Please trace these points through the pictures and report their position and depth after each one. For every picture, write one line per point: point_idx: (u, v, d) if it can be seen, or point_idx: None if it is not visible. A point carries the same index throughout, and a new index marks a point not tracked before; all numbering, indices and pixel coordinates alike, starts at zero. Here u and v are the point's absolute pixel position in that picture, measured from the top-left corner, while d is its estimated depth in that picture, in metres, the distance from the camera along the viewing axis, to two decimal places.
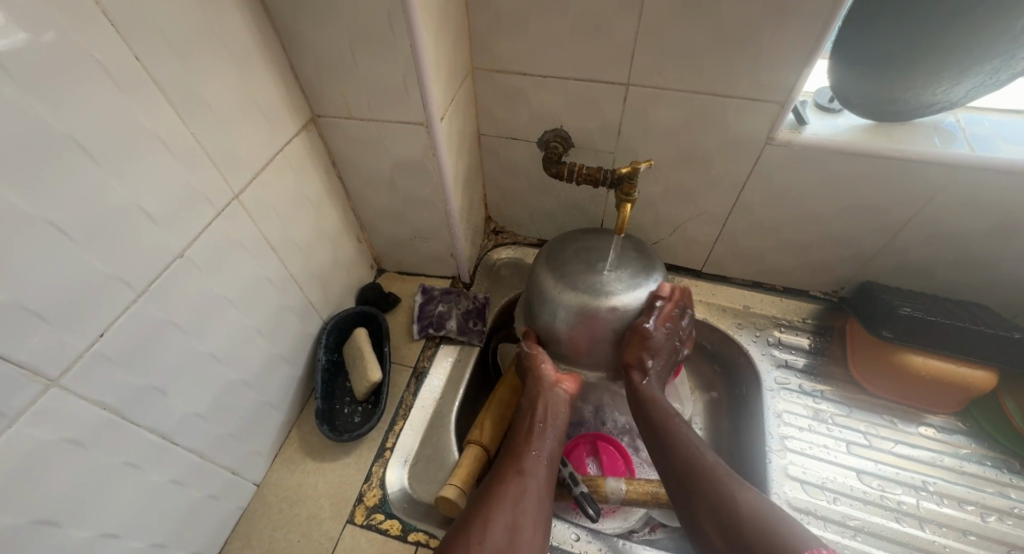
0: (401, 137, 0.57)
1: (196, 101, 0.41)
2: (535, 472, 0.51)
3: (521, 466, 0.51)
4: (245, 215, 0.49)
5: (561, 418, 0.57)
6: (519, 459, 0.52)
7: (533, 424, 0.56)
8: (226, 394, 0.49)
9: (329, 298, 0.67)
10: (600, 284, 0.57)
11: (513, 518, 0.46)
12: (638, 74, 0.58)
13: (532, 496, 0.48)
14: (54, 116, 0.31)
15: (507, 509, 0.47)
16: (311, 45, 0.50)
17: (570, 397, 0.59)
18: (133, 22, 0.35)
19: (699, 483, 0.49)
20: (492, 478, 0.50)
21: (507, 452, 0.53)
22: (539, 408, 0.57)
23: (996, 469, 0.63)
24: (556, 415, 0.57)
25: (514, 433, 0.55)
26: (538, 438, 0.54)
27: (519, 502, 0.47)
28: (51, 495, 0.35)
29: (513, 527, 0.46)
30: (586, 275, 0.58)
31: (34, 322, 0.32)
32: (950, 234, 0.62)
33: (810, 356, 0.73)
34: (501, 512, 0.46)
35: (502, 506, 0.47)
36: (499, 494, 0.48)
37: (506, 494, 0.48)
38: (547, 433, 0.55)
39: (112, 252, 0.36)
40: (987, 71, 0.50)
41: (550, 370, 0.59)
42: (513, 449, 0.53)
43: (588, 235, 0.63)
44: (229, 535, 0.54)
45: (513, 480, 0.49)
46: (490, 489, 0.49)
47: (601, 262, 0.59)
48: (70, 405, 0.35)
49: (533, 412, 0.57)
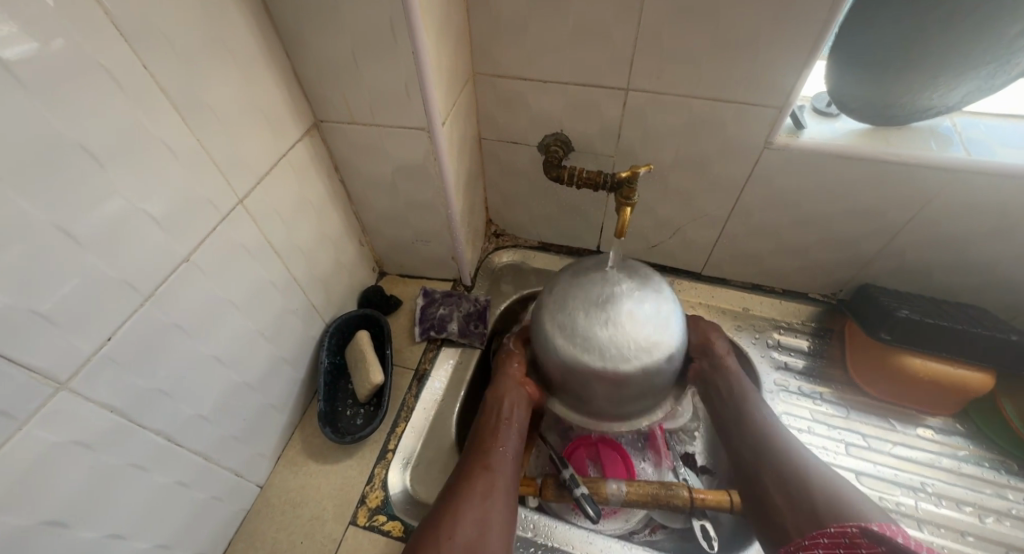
0: (403, 142, 0.58)
1: (201, 107, 0.42)
2: (500, 468, 0.52)
3: (487, 462, 0.52)
4: (250, 219, 0.49)
5: (523, 415, 0.57)
6: (484, 454, 0.53)
7: (499, 420, 0.56)
8: (231, 396, 0.50)
9: (331, 301, 0.67)
10: (604, 341, 0.52)
11: (480, 513, 0.47)
12: (637, 79, 0.58)
13: (497, 491, 0.49)
14: (63, 124, 0.32)
15: (475, 505, 0.48)
16: (314, 51, 0.51)
17: (530, 399, 0.59)
18: (141, 30, 0.36)
19: (767, 449, 0.55)
20: (459, 474, 0.51)
21: (473, 447, 0.54)
22: (501, 405, 0.57)
23: (994, 470, 0.64)
24: (519, 412, 0.57)
25: (480, 429, 0.56)
26: (504, 434, 0.55)
27: (486, 497, 0.48)
28: (61, 496, 0.35)
29: (481, 522, 0.47)
30: (591, 325, 0.53)
31: (43, 325, 0.33)
32: (947, 237, 0.62)
33: (809, 358, 0.74)
34: (469, 508, 0.47)
35: (469, 502, 0.48)
36: (466, 490, 0.49)
37: (473, 491, 0.49)
38: (513, 429, 0.56)
39: (120, 257, 0.37)
40: (982, 75, 0.50)
41: (516, 371, 0.61)
42: (479, 443, 0.54)
43: (594, 260, 0.59)
44: (233, 536, 0.55)
45: (479, 474, 0.50)
46: (456, 486, 0.50)
47: (612, 306, 0.53)
48: (78, 407, 0.36)
49: (496, 408, 0.57)
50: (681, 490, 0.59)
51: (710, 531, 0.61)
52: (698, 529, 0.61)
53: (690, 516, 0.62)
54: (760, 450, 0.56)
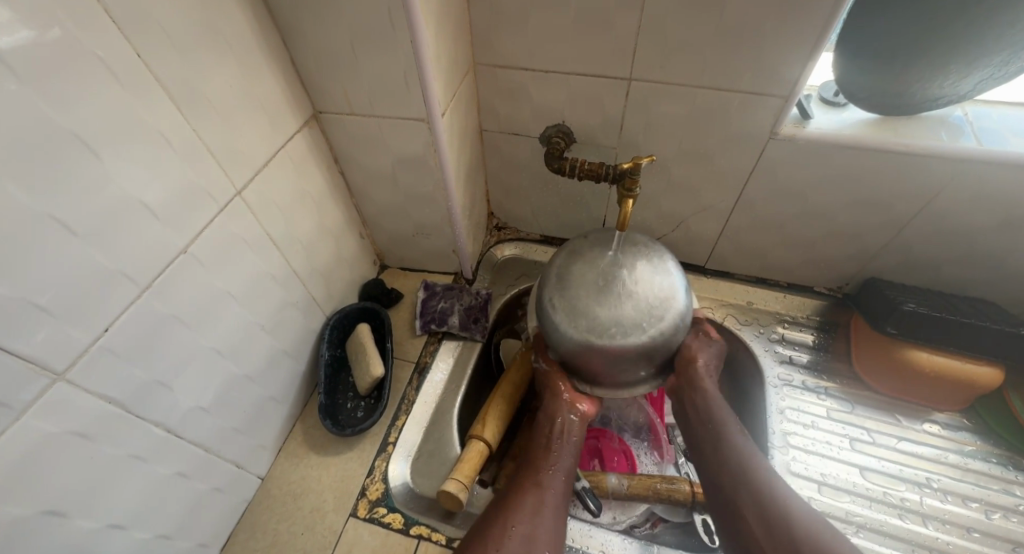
0: (403, 134, 0.58)
1: (199, 97, 0.41)
2: (553, 487, 0.50)
3: (539, 480, 0.51)
4: (248, 210, 0.49)
5: (579, 435, 0.55)
6: (539, 472, 0.51)
7: (552, 440, 0.54)
8: (231, 388, 0.50)
9: (332, 293, 0.67)
10: (615, 316, 0.51)
11: (529, 529, 0.46)
12: (639, 69, 0.57)
13: (550, 509, 0.48)
14: (57, 113, 0.32)
15: (526, 519, 0.47)
16: (313, 41, 0.50)
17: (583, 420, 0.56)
18: (135, 19, 0.35)
19: (738, 478, 0.50)
20: (513, 487, 0.50)
21: (526, 463, 0.53)
22: (556, 424, 0.55)
23: (1002, 466, 0.63)
24: (574, 433, 0.55)
25: (533, 445, 0.55)
26: (560, 455, 0.53)
27: (537, 513, 0.47)
28: (59, 487, 0.35)
29: (530, 538, 0.45)
30: (596, 303, 0.51)
31: (39, 317, 0.33)
32: (956, 229, 0.61)
33: (814, 353, 0.73)
34: (519, 522, 0.46)
35: (520, 517, 0.47)
36: (518, 506, 0.48)
37: (525, 506, 0.48)
38: (565, 448, 0.54)
39: (116, 248, 0.37)
40: (995, 63, 0.49)
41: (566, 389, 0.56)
42: (535, 460, 0.53)
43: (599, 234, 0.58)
44: (234, 527, 0.55)
45: (531, 492, 0.49)
46: (510, 500, 0.49)
47: (616, 273, 0.52)
48: (74, 398, 0.35)
49: (550, 425, 0.55)
50: (682, 483, 0.59)
51: (711, 525, 0.60)
52: (699, 523, 0.61)
53: (691, 510, 0.61)
54: (737, 479, 0.50)
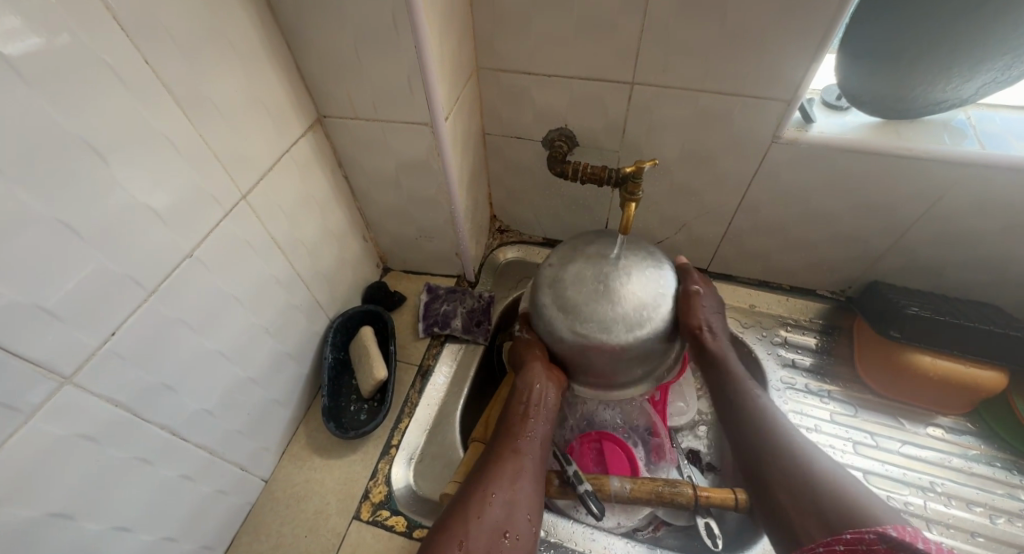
0: (407, 138, 0.58)
1: (205, 103, 0.42)
2: (530, 454, 0.51)
3: (517, 447, 0.51)
4: (253, 214, 0.49)
5: (553, 401, 0.56)
6: (515, 438, 0.52)
7: (528, 408, 0.55)
8: (236, 391, 0.50)
9: (335, 296, 0.67)
10: (614, 315, 0.53)
11: (509, 496, 0.46)
12: (642, 73, 0.58)
13: (528, 476, 0.49)
14: (66, 119, 0.32)
15: (506, 486, 0.47)
16: (318, 46, 0.50)
17: (557, 388, 0.57)
18: (143, 26, 0.36)
19: (772, 446, 0.51)
20: (490, 455, 0.50)
21: (502, 430, 0.53)
22: (533, 390, 0.55)
23: (1006, 470, 0.63)
24: (548, 400, 0.56)
25: (508, 413, 0.55)
26: (534, 422, 0.54)
27: (515, 480, 0.48)
28: (66, 489, 0.36)
29: (508, 506, 0.46)
30: (590, 303, 0.54)
31: (48, 320, 0.33)
32: (959, 233, 0.61)
33: (817, 356, 0.73)
34: (499, 489, 0.47)
35: (499, 484, 0.47)
36: (497, 473, 0.48)
37: (503, 473, 0.48)
38: (540, 416, 0.55)
39: (124, 251, 0.37)
40: (998, 67, 0.49)
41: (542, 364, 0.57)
42: (509, 428, 0.53)
43: (594, 235, 0.61)
44: (238, 529, 0.55)
45: (509, 459, 0.49)
46: (488, 467, 0.49)
47: (613, 272, 0.55)
48: (82, 401, 0.36)
49: (526, 393, 0.55)
50: (685, 487, 0.58)
51: (714, 528, 0.60)
52: (702, 526, 0.60)
53: (694, 513, 0.61)
54: (760, 441, 0.52)
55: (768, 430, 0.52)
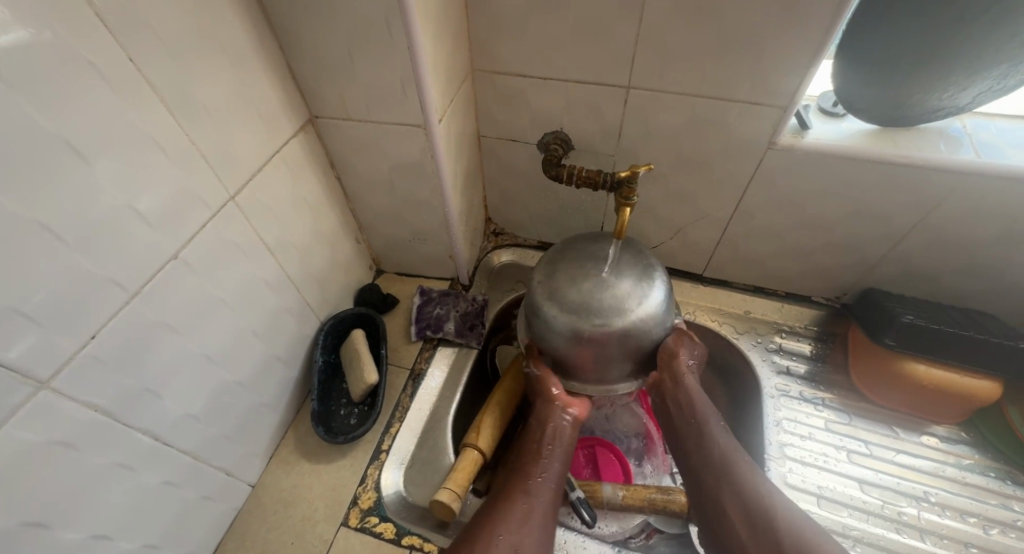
0: (401, 140, 0.57)
1: (192, 103, 0.41)
2: (541, 493, 0.51)
3: (527, 486, 0.51)
4: (242, 216, 0.49)
5: (568, 439, 0.56)
6: (525, 478, 0.52)
7: (542, 445, 0.55)
8: (222, 395, 0.49)
9: (327, 299, 0.67)
10: (612, 305, 0.53)
11: (517, 538, 0.47)
12: (638, 77, 0.57)
13: (536, 519, 0.49)
14: (46, 117, 0.31)
15: (512, 529, 0.47)
16: (310, 46, 0.50)
17: (575, 421, 0.57)
18: (127, 23, 0.35)
19: (730, 486, 0.52)
20: (501, 495, 0.51)
21: (515, 469, 0.54)
22: (545, 428, 0.56)
23: (1000, 480, 0.62)
24: (563, 436, 0.55)
25: (522, 450, 0.55)
26: (546, 459, 0.54)
27: (524, 522, 0.48)
28: (43, 498, 0.35)
29: (515, 548, 0.46)
30: (585, 295, 0.53)
31: (25, 324, 0.32)
32: (956, 241, 0.61)
33: (811, 363, 0.72)
34: (505, 533, 0.47)
35: (508, 525, 0.48)
36: (504, 515, 0.49)
37: (510, 516, 0.48)
38: (555, 454, 0.54)
39: (104, 253, 0.36)
40: (996, 75, 0.49)
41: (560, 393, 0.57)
42: (522, 467, 0.53)
43: (589, 238, 0.60)
44: (223, 536, 0.54)
45: (519, 500, 0.50)
46: (497, 507, 0.49)
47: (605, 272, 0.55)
48: (60, 406, 0.35)
49: (539, 432, 0.56)
50: (678, 495, 0.58)
51: None
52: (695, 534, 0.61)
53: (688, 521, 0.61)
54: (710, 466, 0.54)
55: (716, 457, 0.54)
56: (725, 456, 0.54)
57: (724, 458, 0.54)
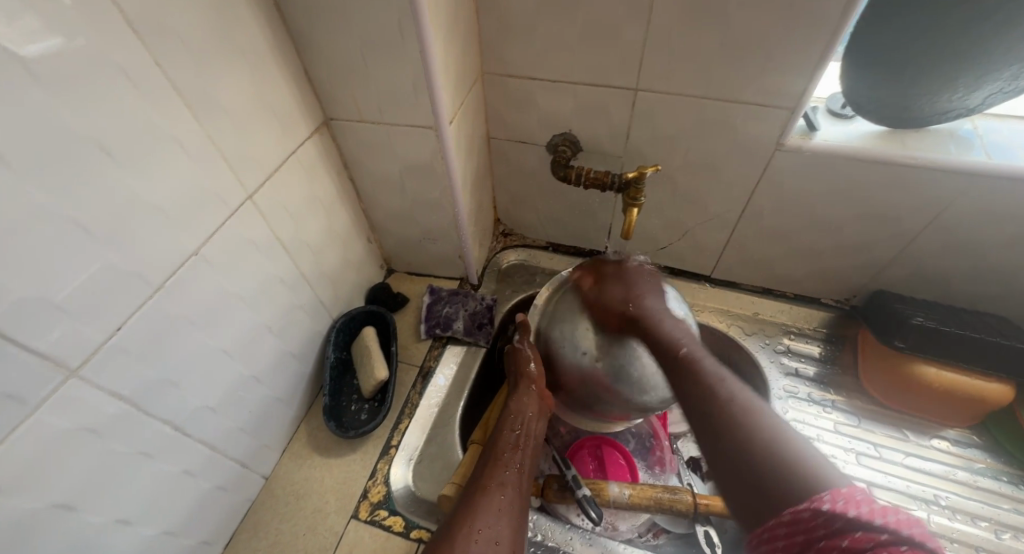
0: (412, 141, 0.58)
1: (212, 102, 0.42)
2: (514, 486, 0.49)
3: (502, 480, 0.49)
4: (258, 214, 0.50)
5: (536, 432, 0.56)
6: (500, 469, 0.50)
7: (514, 439, 0.54)
8: (238, 387, 0.51)
9: (339, 297, 0.68)
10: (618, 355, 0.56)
11: (496, 532, 0.44)
12: (646, 79, 0.58)
13: (513, 510, 0.47)
14: (79, 120, 0.33)
15: (490, 521, 0.45)
16: (324, 48, 0.51)
17: (546, 416, 0.58)
18: (152, 27, 0.36)
19: (707, 410, 0.40)
20: (474, 488, 0.48)
21: (486, 463, 0.51)
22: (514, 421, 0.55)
23: (1012, 485, 0.62)
24: (533, 431, 0.55)
25: (492, 444, 0.53)
26: (518, 452, 0.53)
27: (501, 514, 0.46)
28: (69, 482, 0.36)
29: (496, 541, 0.43)
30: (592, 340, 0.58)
31: (55, 314, 0.34)
32: (966, 242, 0.60)
33: (821, 365, 0.72)
34: (485, 524, 0.44)
35: (485, 518, 0.45)
36: (480, 508, 0.46)
37: (486, 508, 0.46)
38: (527, 446, 0.54)
39: (129, 250, 0.38)
40: (1006, 77, 0.49)
41: (537, 388, 0.59)
42: (493, 459, 0.51)
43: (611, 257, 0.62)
44: (238, 525, 0.56)
45: (494, 492, 0.48)
46: (472, 503, 0.46)
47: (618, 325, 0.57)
48: (86, 396, 0.36)
49: (509, 426, 0.55)
50: (685, 494, 0.58)
51: (714, 538, 0.59)
52: (702, 535, 0.59)
53: (694, 521, 0.60)
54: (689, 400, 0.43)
55: (702, 389, 0.42)
56: (709, 379, 0.43)
57: (710, 388, 0.42)
